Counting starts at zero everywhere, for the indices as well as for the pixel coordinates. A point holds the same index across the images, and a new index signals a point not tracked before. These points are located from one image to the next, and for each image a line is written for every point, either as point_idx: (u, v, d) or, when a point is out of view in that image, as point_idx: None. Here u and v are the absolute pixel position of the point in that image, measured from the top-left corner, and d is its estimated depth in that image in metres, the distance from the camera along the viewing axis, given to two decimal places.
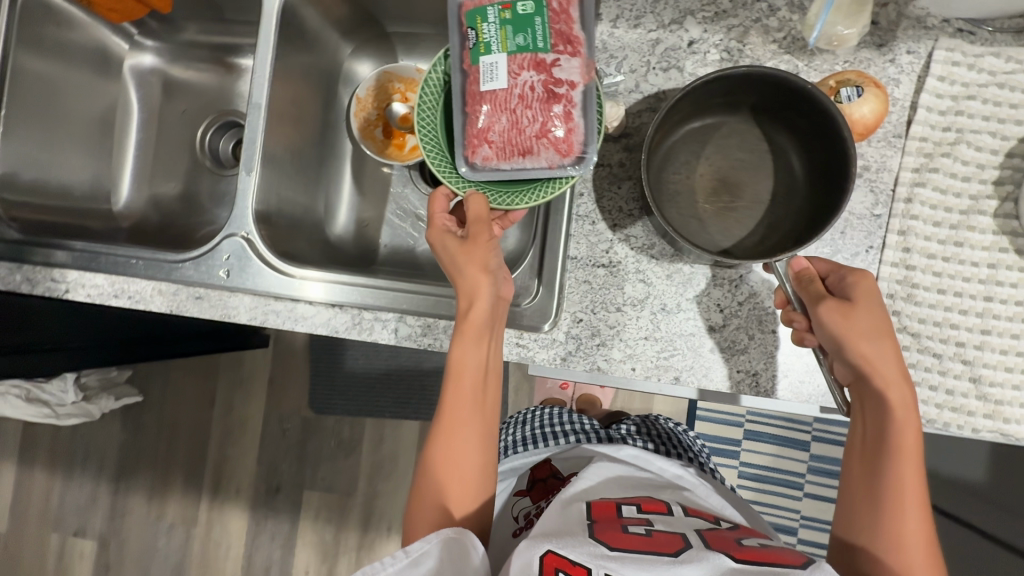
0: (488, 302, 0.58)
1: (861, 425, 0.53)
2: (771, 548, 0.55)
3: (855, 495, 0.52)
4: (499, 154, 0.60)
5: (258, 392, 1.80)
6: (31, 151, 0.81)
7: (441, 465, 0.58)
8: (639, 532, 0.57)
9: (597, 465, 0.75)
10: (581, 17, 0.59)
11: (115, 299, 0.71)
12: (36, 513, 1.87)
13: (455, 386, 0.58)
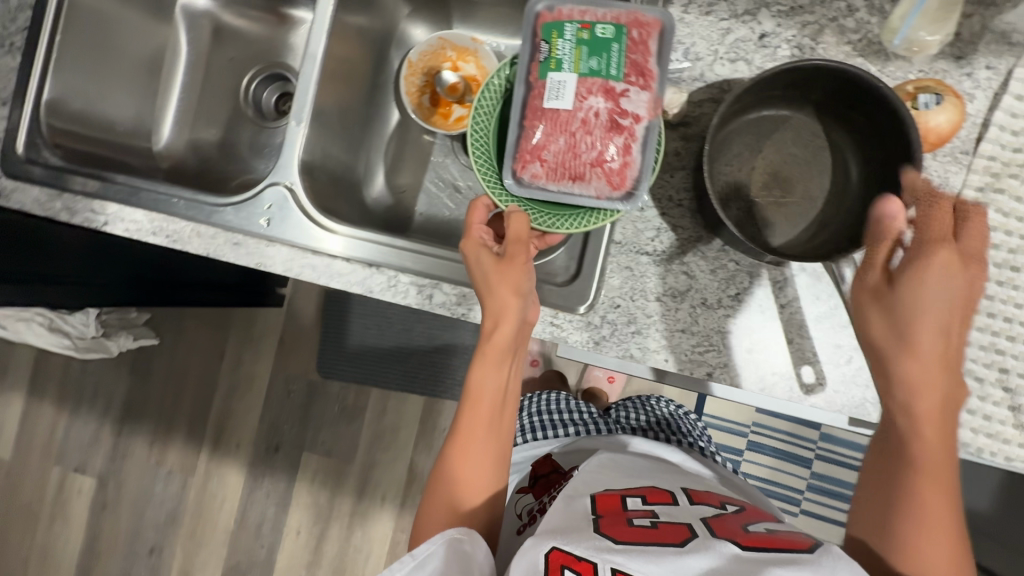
0: (513, 326, 0.58)
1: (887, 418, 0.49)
2: (779, 535, 0.54)
3: (873, 493, 0.49)
4: (549, 173, 0.60)
5: (268, 350, 1.81)
6: (80, 81, 0.80)
7: (455, 471, 0.60)
8: (643, 524, 0.56)
9: (599, 457, 0.75)
10: (658, 50, 0.59)
11: (153, 237, 0.71)
12: (40, 444, 1.90)
13: (472, 409, 0.59)
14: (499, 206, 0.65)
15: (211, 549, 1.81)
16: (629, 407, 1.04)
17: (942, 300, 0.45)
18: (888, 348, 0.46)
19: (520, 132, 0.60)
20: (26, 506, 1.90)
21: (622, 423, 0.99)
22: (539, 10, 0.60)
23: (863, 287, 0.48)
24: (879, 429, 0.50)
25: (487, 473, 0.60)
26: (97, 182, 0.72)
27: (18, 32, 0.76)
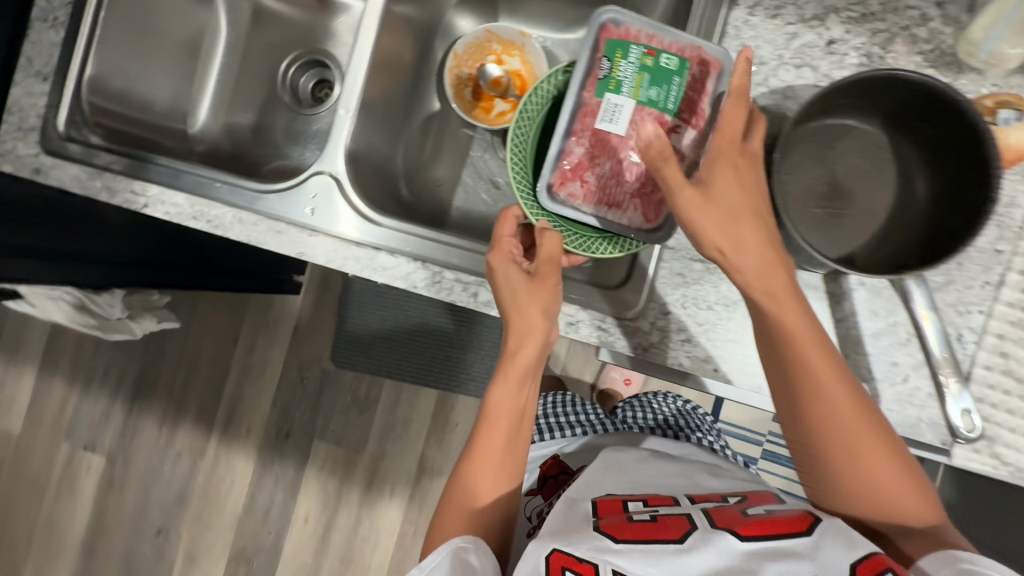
0: (539, 347, 0.59)
1: (777, 377, 0.52)
2: (780, 512, 0.52)
3: (790, 422, 0.52)
4: (586, 195, 0.62)
5: (282, 336, 1.80)
6: (121, 60, 0.79)
7: (470, 483, 0.60)
8: (643, 519, 0.55)
9: (607, 455, 0.76)
10: (715, 90, 0.60)
11: (193, 221, 0.70)
12: (50, 421, 1.87)
13: (492, 424, 0.59)
14: (528, 216, 0.65)
15: (216, 532, 1.79)
16: (635, 405, 1.03)
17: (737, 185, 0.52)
18: (726, 251, 0.51)
19: (565, 148, 0.61)
20: (31, 483, 1.87)
21: (630, 421, 0.99)
22: (606, 23, 0.60)
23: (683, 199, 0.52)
24: (776, 397, 0.52)
25: (497, 493, 0.60)
26: (137, 163, 0.71)
27: (62, 6, 0.75)
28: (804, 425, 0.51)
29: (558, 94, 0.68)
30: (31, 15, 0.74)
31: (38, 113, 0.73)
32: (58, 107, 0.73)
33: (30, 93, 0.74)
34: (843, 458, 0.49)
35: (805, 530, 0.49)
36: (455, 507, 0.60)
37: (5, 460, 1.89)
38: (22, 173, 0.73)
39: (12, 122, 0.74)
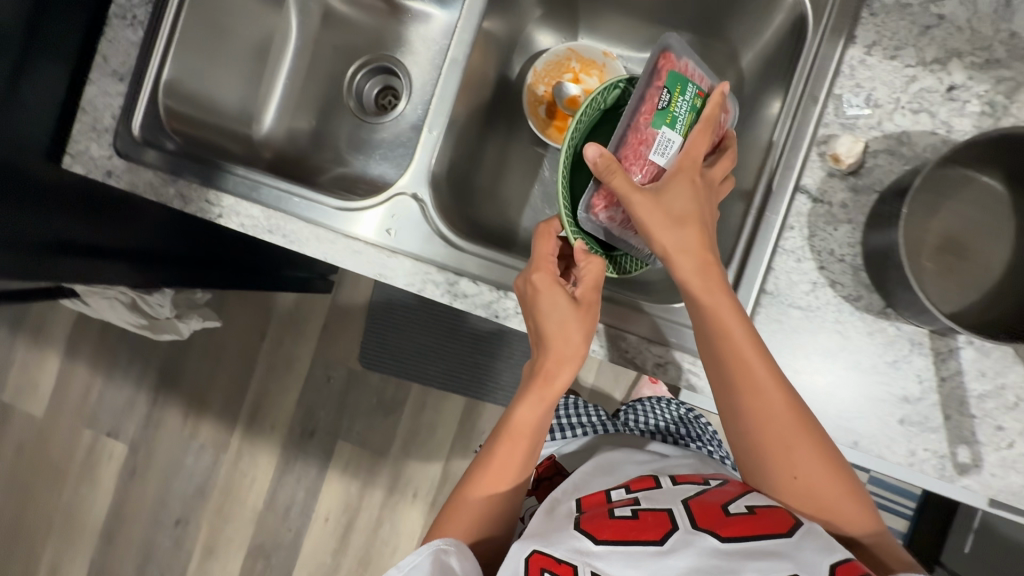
0: (573, 371, 0.61)
1: (719, 379, 0.56)
2: (759, 509, 0.52)
3: (726, 420, 0.57)
4: (622, 220, 0.64)
5: (310, 334, 1.77)
6: (194, 61, 0.77)
7: (484, 486, 0.61)
8: (624, 515, 0.53)
9: (602, 454, 0.76)
10: (805, 134, 0.59)
11: (268, 235, 0.69)
12: (72, 406, 1.84)
13: (516, 438, 0.61)
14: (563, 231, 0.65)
15: (236, 526, 1.78)
16: (638, 409, 1.00)
17: (691, 196, 0.57)
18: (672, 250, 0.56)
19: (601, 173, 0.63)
20: (50, 468, 1.85)
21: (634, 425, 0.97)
22: (665, 51, 0.61)
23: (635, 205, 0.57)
24: (721, 400, 0.57)
25: (513, 494, 0.62)
26: (213, 171, 0.70)
27: (141, 6, 0.73)
28: (741, 420, 0.56)
29: (604, 108, 0.68)
30: (110, 14, 0.73)
31: (113, 115, 0.72)
32: (134, 110, 0.72)
33: (104, 92, 0.73)
34: (777, 447, 0.54)
35: (788, 531, 0.49)
36: (471, 503, 0.60)
37: (25, 443, 1.86)
38: (93, 175, 0.72)
39: (86, 122, 0.73)
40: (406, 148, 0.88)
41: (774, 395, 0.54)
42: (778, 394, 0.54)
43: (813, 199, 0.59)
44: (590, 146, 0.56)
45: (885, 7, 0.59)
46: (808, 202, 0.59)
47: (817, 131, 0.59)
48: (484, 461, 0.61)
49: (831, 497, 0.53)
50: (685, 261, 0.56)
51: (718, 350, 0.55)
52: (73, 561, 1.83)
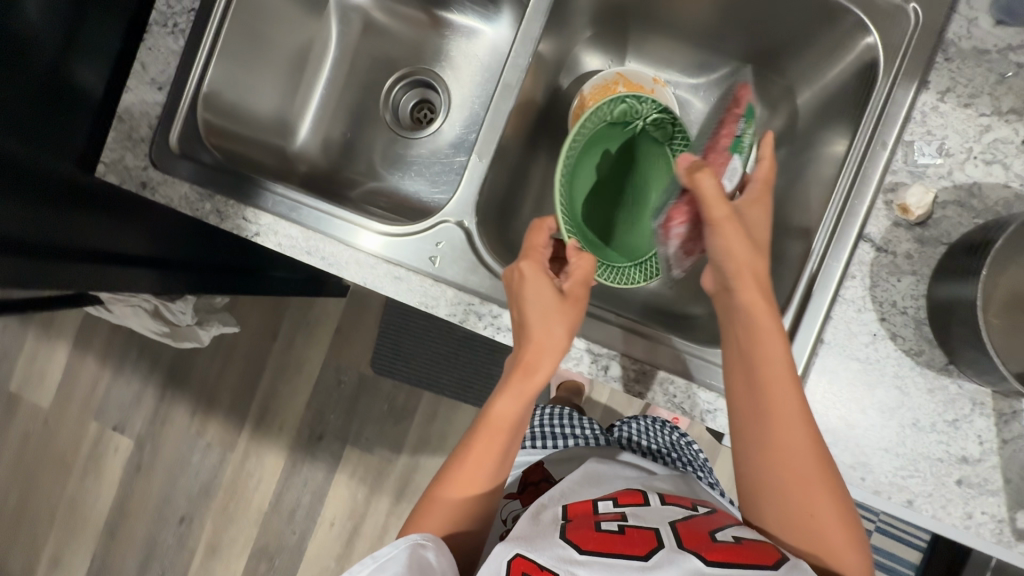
0: (555, 365, 0.59)
1: (744, 402, 0.55)
2: (745, 542, 0.52)
3: (743, 446, 0.55)
4: (682, 237, 0.64)
5: (322, 337, 1.73)
6: (234, 72, 0.75)
7: (459, 481, 0.59)
8: (611, 529, 0.53)
9: (586, 465, 0.77)
10: (874, 179, 0.57)
11: (306, 256, 0.67)
12: (79, 399, 1.82)
13: (489, 433, 0.59)
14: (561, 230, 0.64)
15: (240, 527, 1.75)
16: (632, 427, 1.00)
17: (763, 221, 0.60)
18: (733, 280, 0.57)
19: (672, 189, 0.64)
20: (55, 460, 1.83)
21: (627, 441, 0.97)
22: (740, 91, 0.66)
23: (722, 219, 0.56)
24: (742, 423, 0.56)
25: (489, 492, 0.60)
26: (253, 188, 0.68)
27: (182, 13, 0.70)
28: (765, 448, 0.54)
29: (608, 120, 0.68)
30: (151, 21, 0.70)
31: (150, 126, 0.70)
32: (173, 123, 0.70)
33: (142, 101, 0.70)
34: (792, 482, 0.52)
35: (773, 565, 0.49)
36: (444, 501, 0.59)
37: (32, 433, 1.84)
38: (127, 186, 0.70)
39: (121, 130, 0.70)
40: (444, 166, 0.86)
41: (802, 425, 0.53)
42: (805, 428, 0.53)
43: (877, 248, 0.58)
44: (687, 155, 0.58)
45: (961, 52, 0.57)
46: (872, 251, 0.58)
47: (885, 177, 0.57)
48: (462, 457, 0.60)
49: (837, 541, 0.51)
50: (749, 285, 0.56)
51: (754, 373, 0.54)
52: (75, 554, 1.81)
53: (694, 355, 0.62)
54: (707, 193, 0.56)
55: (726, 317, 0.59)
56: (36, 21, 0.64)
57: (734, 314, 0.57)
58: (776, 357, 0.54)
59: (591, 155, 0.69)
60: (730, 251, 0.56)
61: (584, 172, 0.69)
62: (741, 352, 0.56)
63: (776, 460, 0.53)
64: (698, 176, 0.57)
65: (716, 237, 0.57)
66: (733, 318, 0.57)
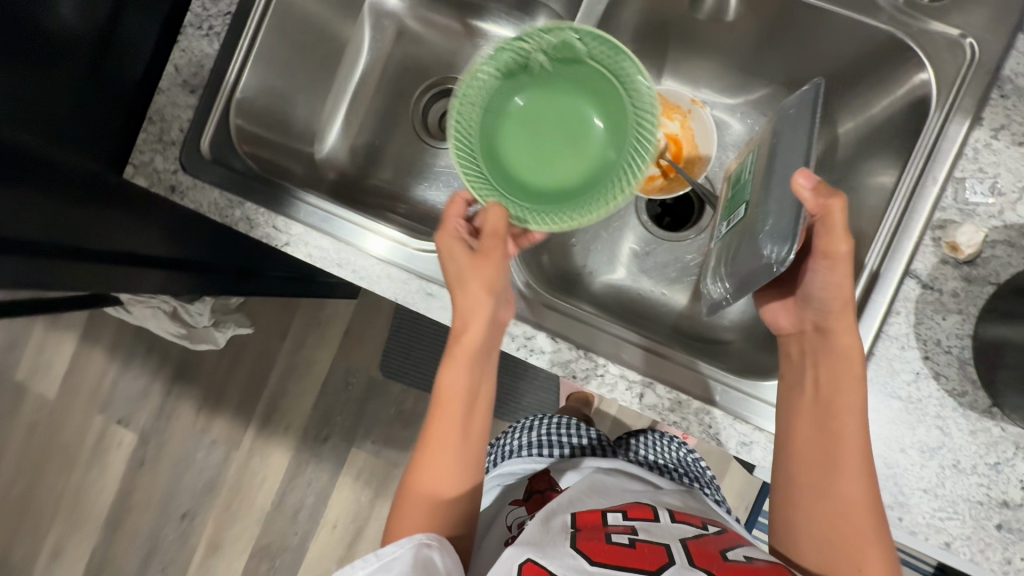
0: (484, 324, 0.57)
1: (809, 441, 0.55)
2: (757, 561, 0.53)
3: (796, 489, 0.55)
4: None
5: (331, 338, 1.72)
6: (269, 77, 0.74)
7: (428, 470, 0.58)
8: (621, 542, 0.55)
9: (592, 474, 0.77)
10: (924, 215, 0.57)
11: (337, 269, 0.66)
12: (86, 391, 1.81)
13: (441, 410, 0.58)
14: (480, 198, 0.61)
15: (243, 526, 1.74)
16: (640, 443, 0.97)
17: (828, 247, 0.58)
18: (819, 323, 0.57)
19: (761, 221, 0.53)
20: (59, 452, 1.82)
21: (638, 456, 0.94)
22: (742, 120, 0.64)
23: (841, 253, 0.53)
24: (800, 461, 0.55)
25: (458, 488, 0.58)
26: (287, 198, 0.67)
27: (218, 16, 0.69)
28: (821, 495, 0.53)
29: (496, 74, 0.62)
30: (185, 22, 0.69)
31: (181, 129, 0.69)
32: (204, 127, 0.69)
33: (174, 104, 0.69)
34: (841, 525, 0.52)
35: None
36: (420, 500, 0.58)
37: (37, 424, 1.83)
38: (156, 189, 0.69)
39: (152, 132, 0.69)
40: None
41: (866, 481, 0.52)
42: (868, 484, 0.52)
43: (922, 285, 0.57)
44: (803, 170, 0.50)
45: (1018, 90, 0.57)
46: (918, 287, 0.57)
47: (933, 215, 0.57)
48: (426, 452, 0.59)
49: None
50: (841, 321, 0.55)
51: (829, 422, 0.54)
52: (76, 546, 1.80)
53: (719, 381, 0.61)
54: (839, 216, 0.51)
55: (804, 358, 0.58)
56: (72, 21, 0.63)
57: (822, 356, 0.56)
58: (851, 409, 0.54)
59: (506, 118, 0.64)
60: (842, 290, 0.54)
61: (513, 135, 0.65)
62: (817, 398, 0.56)
63: (832, 509, 0.53)
64: (835, 205, 0.50)
65: (825, 272, 0.54)
66: (816, 362, 0.57)
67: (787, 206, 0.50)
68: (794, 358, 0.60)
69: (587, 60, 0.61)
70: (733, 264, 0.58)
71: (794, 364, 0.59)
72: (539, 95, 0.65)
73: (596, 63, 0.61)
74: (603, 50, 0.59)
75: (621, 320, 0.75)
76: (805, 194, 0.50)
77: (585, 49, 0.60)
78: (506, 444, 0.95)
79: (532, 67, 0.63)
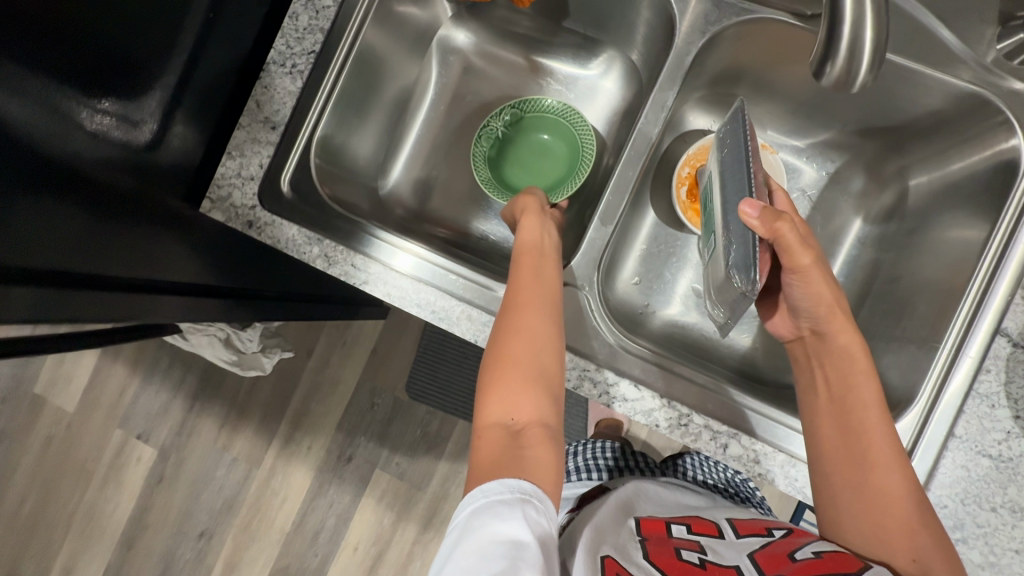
0: (542, 213, 0.67)
1: (831, 430, 0.56)
2: (826, 554, 0.49)
3: (833, 498, 0.54)
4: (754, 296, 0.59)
5: (357, 358, 1.51)
6: (345, 116, 0.75)
7: (512, 351, 0.53)
8: (691, 560, 0.50)
9: (633, 480, 0.69)
10: (1014, 274, 0.58)
11: (416, 309, 0.67)
12: (103, 405, 1.59)
13: (519, 270, 0.60)
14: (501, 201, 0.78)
15: (262, 546, 1.50)
16: (685, 461, 0.90)
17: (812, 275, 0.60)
18: (816, 329, 0.60)
19: (727, 252, 0.56)
20: (46, 473, 1.60)
21: (690, 477, 0.86)
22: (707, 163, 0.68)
23: (807, 265, 0.58)
24: (829, 454, 0.55)
25: (542, 404, 0.51)
26: (365, 235, 0.69)
27: (302, 54, 0.70)
28: (857, 492, 0.53)
29: (486, 149, 0.82)
30: (269, 60, 0.70)
31: (261, 164, 0.69)
32: (286, 163, 0.69)
33: (254, 139, 0.69)
34: (881, 499, 0.51)
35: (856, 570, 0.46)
36: (491, 428, 0.50)
37: (53, 438, 1.60)
38: (233, 225, 0.68)
39: (231, 167, 0.69)
40: None
41: (898, 476, 0.51)
42: (903, 473, 0.52)
43: (1013, 343, 0.57)
44: (744, 203, 0.55)
45: None
46: (1008, 345, 0.57)
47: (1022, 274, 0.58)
48: (492, 361, 0.53)
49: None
50: (839, 319, 0.58)
51: (851, 419, 0.54)
52: None
53: (753, 410, 0.62)
54: (779, 228, 0.56)
55: (811, 362, 0.60)
56: (151, 51, 0.61)
57: (825, 357, 0.59)
58: (867, 406, 0.55)
59: (507, 175, 0.83)
60: (822, 296, 0.58)
61: (516, 178, 0.83)
62: (833, 397, 0.57)
63: (875, 501, 0.52)
64: (783, 228, 0.55)
65: (800, 284, 0.59)
66: (823, 362, 0.59)
67: (737, 234, 0.54)
68: (801, 364, 0.62)
69: (526, 115, 0.83)
70: (719, 291, 0.61)
71: (801, 369, 0.62)
72: (517, 149, 0.83)
73: (531, 113, 0.83)
74: (530, 102, 0.82)
75: (694, 360, 0.74)
76: (754, 222, 0.55)
77: (521, 107, 0.82)
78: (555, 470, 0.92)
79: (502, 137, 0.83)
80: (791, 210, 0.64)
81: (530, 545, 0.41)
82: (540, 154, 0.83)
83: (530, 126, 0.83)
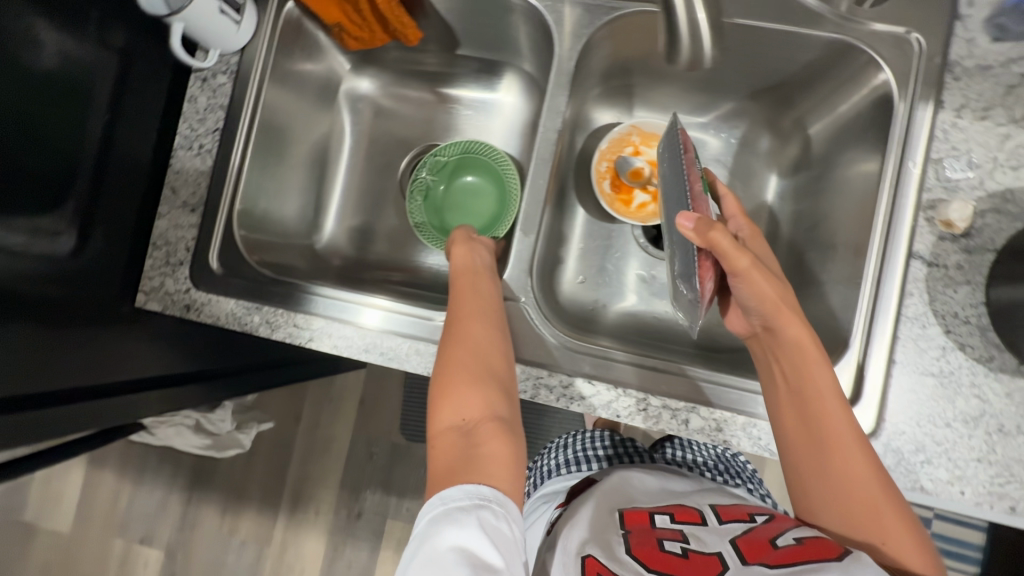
0: (473, 243, 0.68)
1: (788, 408, 0.57)
2: (806, 540, 0.50)
3: (800, 477, 0.56)
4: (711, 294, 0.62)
5: (344, 412, 1.49)
6: (263, 181, 0.77)
7: (455, 365, 0.53)
8: (674, 551, 0.51)
9: (619, 471, 0.70)
10: (914, 201, 0.61)
11: (365, 355, 0.67)
12: (98, 518, 1.54)
13: (457, 299, 0.60)
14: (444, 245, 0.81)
15: None
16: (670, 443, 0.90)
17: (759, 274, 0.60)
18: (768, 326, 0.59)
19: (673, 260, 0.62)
20: None
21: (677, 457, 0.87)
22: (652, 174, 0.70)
23: (745, 268, 0.57)
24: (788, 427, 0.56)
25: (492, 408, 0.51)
26: (304, 295, 0.69)
27: (207, 134, 0.73)
28: (818, 468, 0.54)
29: (421, 202, 0.84)
30: (177, 145, 0.73)
31: (187, 247, 0.71)
32: (210, 241, 0.71)
33: (176, 225, 0.72)
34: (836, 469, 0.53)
35: (836, 556, 0.47)
36: (444, 433, 0.50)
37: (53, 565, 1.54)
38: (172, 311, 0.70)
39: (159, 257, 0.71)
40: None
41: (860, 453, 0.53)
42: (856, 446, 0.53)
43: (928, 264, 0.60)
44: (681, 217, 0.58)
45: (967, 70, 0.62)
46: (924, 267, 0.60)
47: (923, 198, 0.61)
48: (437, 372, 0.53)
49: (896, 539, 0.51)
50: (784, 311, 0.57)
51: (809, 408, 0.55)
52: None
53: (708, 381, 0.64)
54: (716, 237, 0.57)
55: (768, 355, 0.60)
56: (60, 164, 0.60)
57: (779, 350, 0.58)
58: (825, 390, 0.55)
59: (446, 218, 0.84)
60: (766, 295, 0.57)
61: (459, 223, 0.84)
62: (793, 389, 0.57)
63: (839, 477, 0.53)
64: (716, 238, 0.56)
65: (744, 287, 0.58)
66: (777, 354, 0.59)
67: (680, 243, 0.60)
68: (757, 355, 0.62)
69: (449, 160, 0.85)
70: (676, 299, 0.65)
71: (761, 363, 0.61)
72: (449, 194, 0.85)
73: (453, 156, 0.85)
74: (448, 147, 0.84)
75: (651, 345, 0.76)
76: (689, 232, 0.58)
77: (443, 155, 0.84)
78: (544, 463, 0.90)
79: (432, 185, 0.85)
80: (739, 214, 0.67)
81: (486, 549, 0.42)
82: (470, 194, 0.85)
83: (455, 170, 0.85)
